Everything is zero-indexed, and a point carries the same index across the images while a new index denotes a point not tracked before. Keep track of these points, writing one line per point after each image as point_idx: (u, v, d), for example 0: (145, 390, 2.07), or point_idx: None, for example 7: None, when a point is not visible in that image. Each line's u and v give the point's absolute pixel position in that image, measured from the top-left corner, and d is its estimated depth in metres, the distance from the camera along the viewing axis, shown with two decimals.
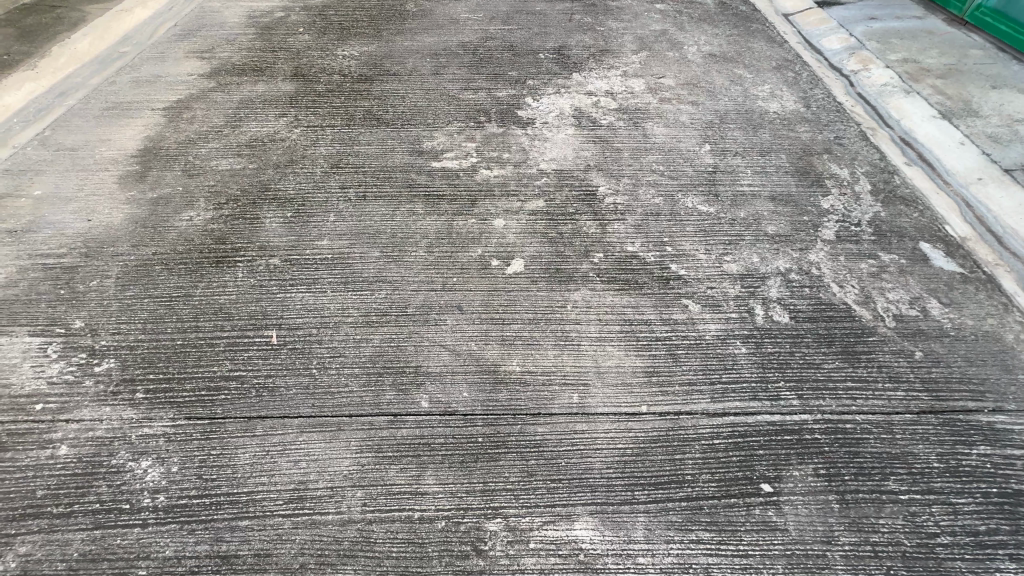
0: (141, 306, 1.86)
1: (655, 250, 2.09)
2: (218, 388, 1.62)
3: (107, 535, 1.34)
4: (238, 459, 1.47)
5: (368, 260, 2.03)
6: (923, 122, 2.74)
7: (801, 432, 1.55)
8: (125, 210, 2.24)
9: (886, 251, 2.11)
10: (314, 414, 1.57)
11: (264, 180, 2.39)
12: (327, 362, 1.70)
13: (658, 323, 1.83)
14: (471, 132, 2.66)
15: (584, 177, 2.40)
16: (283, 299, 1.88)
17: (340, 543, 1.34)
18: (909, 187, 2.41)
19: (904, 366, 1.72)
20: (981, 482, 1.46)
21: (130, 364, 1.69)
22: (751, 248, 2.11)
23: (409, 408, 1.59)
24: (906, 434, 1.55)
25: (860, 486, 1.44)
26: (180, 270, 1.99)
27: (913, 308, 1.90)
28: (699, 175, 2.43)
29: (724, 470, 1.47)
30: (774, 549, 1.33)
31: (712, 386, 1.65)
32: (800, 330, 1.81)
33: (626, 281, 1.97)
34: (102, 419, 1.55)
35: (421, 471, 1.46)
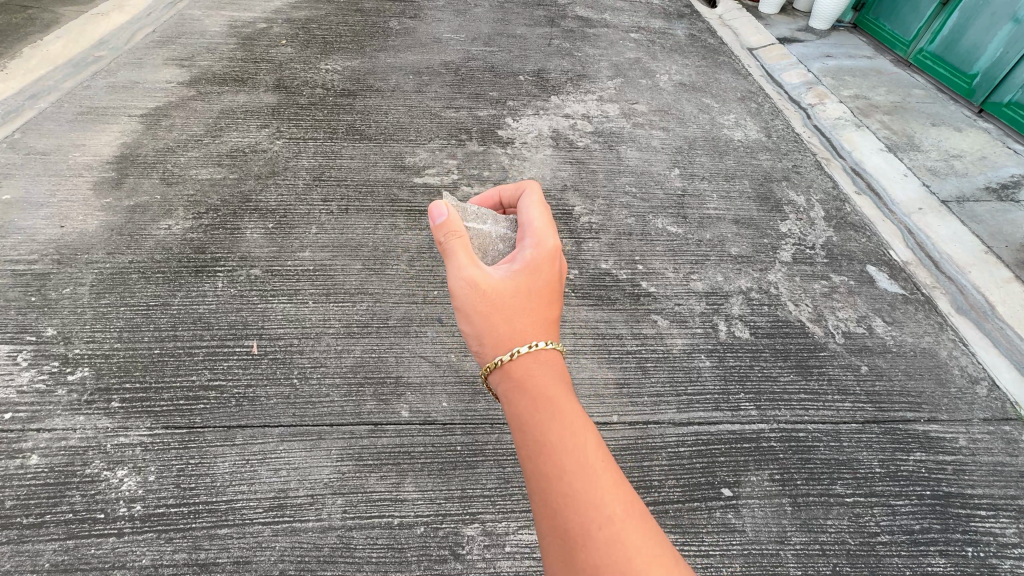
0: (116, 314, 1.85)
1: (626, 267, 2.21)
2: (196, 398, 1.63)
3: (80, 545, 1.33)
4: (217, 468, 1.48)
5: (350, 272, 2.07)
6: (872, 153, 2.97)
7: (758, 440, 1.66)
8: (100, 217, 2.22)
9: (837, 272, 2.29)
10: (295, 423, 1.60)
11: (245, 191, 2.40)
12: (308, 372, 1.73)
13: (629, 337, 1.94)
14: (453, 149, 2.74)
15: (561, 197, 2.52)
16: (264, 310, 1.91)
17: (321, 549, 1.37)
18: (858, 214, 2.61)
19: (852, 379, 1.87)
20: (916, 485, 1.60)
21: (105, 373, 1.68)
22: (715, 267, 2.25)
23: (388, 417, 1.64)
24: (852, 442, 1.68)
25: (811, 490, 1.56)
26: (157, 278, 1.99)
27: (860, 326, 2.07)
28: (669, 198, 2.58)
29: (688, 476, 1.57)
30: (732, 549, 1.43)
31: (678, 396, 1.76)
32: (758, 345, 1.95)
33: (599, 296, 2.07)
34: (75, 429, 1.54)
35: (401, 479, 1.51)
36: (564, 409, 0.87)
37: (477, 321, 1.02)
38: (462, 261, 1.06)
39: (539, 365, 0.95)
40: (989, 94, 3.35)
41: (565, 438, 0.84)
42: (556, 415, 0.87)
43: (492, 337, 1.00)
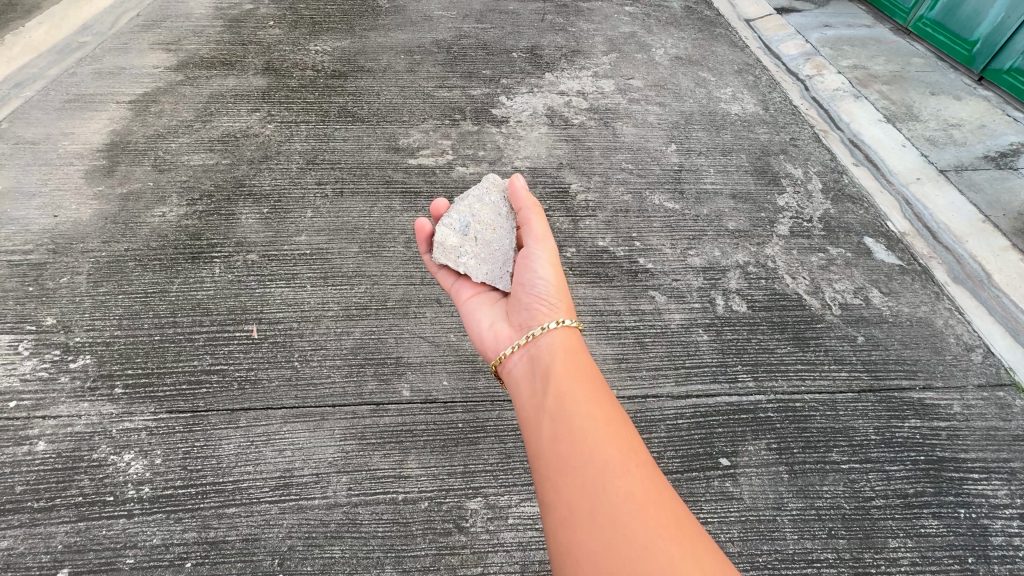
0: (115, 302, 1.86)
1: (623, 244, 2.20)
2: (199, 382, 1.65)
3: (92, 526, 1.36)
4: (223, 450, 1.50)
5: (346, 255, 2.07)
6: (870, 125, 2.94)
7: (756, 411, 1.68)
8: (93, 206, 2.21)
9: (834, 245, 2.30)
10: (297, 405, 1.61)
11: (238, 176, 2.38)
12: (308, 355, 1.74)
13: (627, 314, 1.94)
14: (446, 129, 2.71)
15: (557, 175, 2.50)
16: (262, 294, 1.91)
17: (327, 525, 1.40)
18: (855, 185, 2.60)
19: (848, 349, 1.89)
20: (911, 450, 1.62)
21: (107, 360, 1.69)
22: (713, 242, 2.26)
23: (390, 397, 1.65)
24: (848, 410, 1.71)
25: (807, 458, 1.59)
26: (155, 266, 1.99)
27: (856, 297, 2.08)
28: (665, 173, 2.57)
29: (687, 447, 1.59)
30: (730, 516, 1.46)
31: (676, 370, 1.78)
32: (755, 318, 1.96)
33: (597, 274, 2.07)
34: (80, 415, 1.56)
35: (404, 456, 1.53)
36: (594, 389, 1.11)
37: (558, 292, 1.37)
38: (549, 241, 1.48)
39: (575, 358, 1.21)
40: (990, 60, 3.30)
41: (595, 407, 1.06)
42: (586, 394, 1.09)
43: (565, 307, 1.34)
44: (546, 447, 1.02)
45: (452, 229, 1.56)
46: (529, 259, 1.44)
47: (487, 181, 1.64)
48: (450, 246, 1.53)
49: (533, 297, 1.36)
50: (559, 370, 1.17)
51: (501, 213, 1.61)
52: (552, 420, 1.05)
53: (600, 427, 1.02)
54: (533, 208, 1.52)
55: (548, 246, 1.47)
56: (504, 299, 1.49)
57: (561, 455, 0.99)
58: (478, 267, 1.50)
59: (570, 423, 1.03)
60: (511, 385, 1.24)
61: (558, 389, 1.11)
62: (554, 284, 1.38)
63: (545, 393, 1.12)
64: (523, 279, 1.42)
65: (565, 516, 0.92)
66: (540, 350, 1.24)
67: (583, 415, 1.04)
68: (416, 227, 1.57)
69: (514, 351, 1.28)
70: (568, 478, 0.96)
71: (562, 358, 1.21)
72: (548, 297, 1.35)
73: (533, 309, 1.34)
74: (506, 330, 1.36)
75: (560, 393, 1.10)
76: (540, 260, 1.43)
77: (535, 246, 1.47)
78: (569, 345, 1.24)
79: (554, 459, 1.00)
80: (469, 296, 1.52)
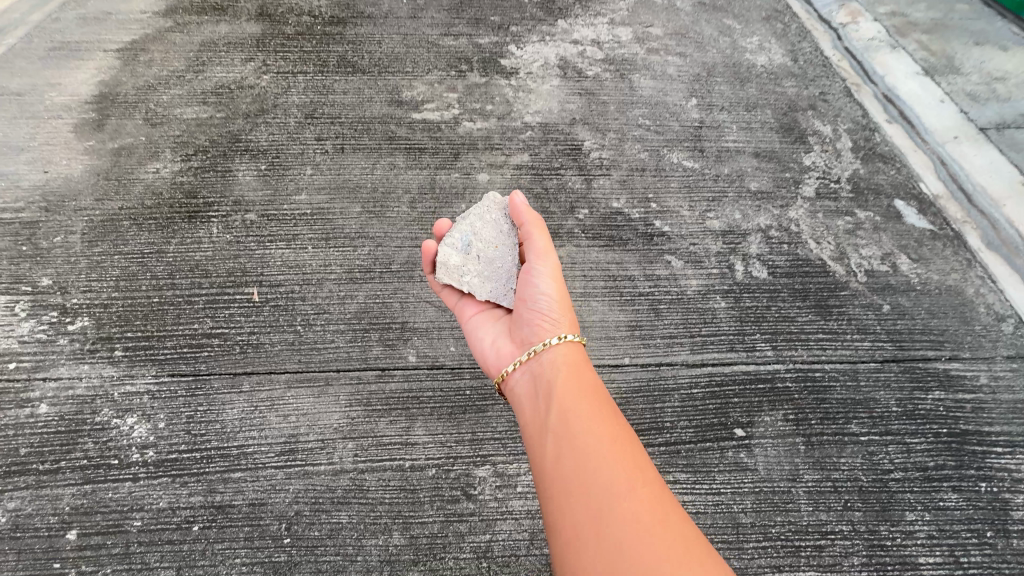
0: (112, 263, 1.80)
1: (639, 206, 2.09)
2: (200, 346, 1.60)
3: (97, 489, 1.35)
4: (226, 415, 1.47)
5: (349, 215, 1.98)
6: (906, 79, 2.72)
7: (773, 380, 1.62)
8: (84, 161, 2.11)
9: (862, 208, 2.17)
10: (301, 369, 1.57)
11: (234, 130, 2.26)
12: (311, 319, 1.68)
13: (642, 279, 1.86)
14: (452, 81, 2.53)
15: (570, 131, 2.36)
16: (262, 256, 1.84)
17: (333, 491, 1.38)
18: (888, 145, 2.44)
19: (872, 318, 1.80)
20: (933, 423, 1.57)
21: (106, 323, 1.65)
22: (733, 203, 2.14)
23: (396, 362, 1.61)
24: (869, 381, 1.64)
25: (825, 429, 1.54)
26: (150, 225, 1.91)
27: (883, 264, 1.98)
28: (685, 130, 2.41)
29: (701, 417, 1.54)
30: (743, 487, 1.43)
31: (691, 338, 1.71)
32: (777, 285, 1.87)
33: (610, 237, 1.97)
34: (80, 378, 1.53)
35: (410, 423, 1.50)
36: (599, 404, 1.10)
37: (560, 308, 1.31)
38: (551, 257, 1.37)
39: (579, 371, 1.19)
40: None
41: (598, 422, 1.05)
42: (589, 409, 1.08)
43: (568, 323, 1.30)
44: (550, 466, 1.02)
45: (452, 248, 1.43)
46: (530, 276, 1.35)
47: (486, 194, 1.52)
48: (453, 266, 1.40)
49: (535, 312, 1.30)
50: (562, 385, 1.15)
51: (502, 226, 1.47)
52: (556, 438, 1.05)
53: (604, 443, 1.01)
54: (533, 220, 1.41)
55: (550, 262, 1.37)
56: (509, 315, 1.41)
57: (565, 473, 0.99)
58: (481, 285, 1.39)
59: (571, 442, 1.03)
60: (516, 402, 1.23)
61: (560, 406, 1.10)
62: (556, 298, 1.32)
63: (548, 411, 1.11)
64: (524, 293, 1.34)
65: (569, 535, 0.92)
66: (542, 364, 1.22)
67: (587, 431, 1.03)
68: (421, 250, 1.47)
69: (517, 369, 1.26)
70: (572, 497, 0.95)
71: (565, 372, 1.19)
72: (549, 312, 1.29)
73: (534, 324, 1.29)
74: (509, 345, 1.33)
75: (562, 410, 1.09)
76: (541, 277, 1.34)
77: (536, 262, 1.37)
78: (572, 359, 1.22)
79: (558, 478, 1.00)
80: (474, 312, 1.44)
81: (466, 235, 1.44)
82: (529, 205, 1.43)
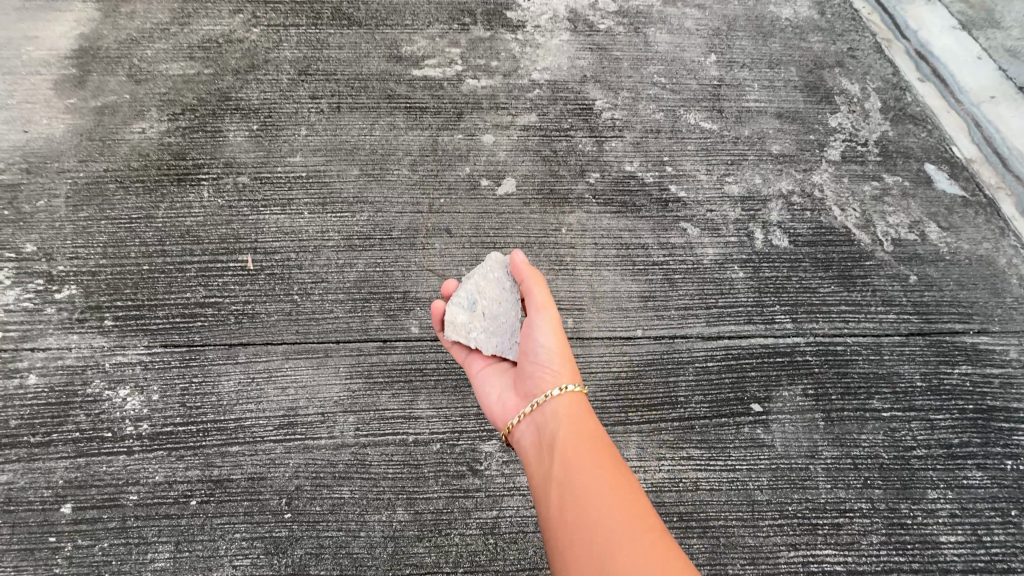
0: (98, 229, 1.71)
1: (653, 170, 1.97)
2: (193, 316, 1.53)
3: (91, 462, 1.31)
4: (222, 386, 1.42)
5: (346, 178, 1.87)
6: (943, 33, 2.51)
7: (793, 354, 1.55)
8: (65, 120, 1.99)
9: (890, 172, 2.05)
10: (299, 340, 1.51)
11: (224, 88, 2.12)
12: (309, 288, 1.61)
13: (656, 248, 1.76)
14: (455, 36, 2.34)
15: (580, 89, 2.20)
16: (256, 221, 1.74)
17: (335, 465, 1.34)
18: (920, 105, 2.28)
19: (898, 290, 1.71)
20: (959, 399, 1.50)
21: (94, 291, 1.57)
22: (754, 167, 2.02)
23: (398, 333, 1.54)
24: (893, 355, 1.57)
25: (846, 405, 1.47)
26: (137, 188, 1.82)
27: (911, 232, 1.87)
28: (703, 89, 2.25)
29: (716, 392, 1.48)
30: (760, 464, 1.38)
31: (707, 310, 1.63)
32: (798, 254, 1.77)
33: (623, 203, 1.86)
34: (70, 348, 1.47)
35: (414, 396, 1.44)
36: (602, 453, 1.03)
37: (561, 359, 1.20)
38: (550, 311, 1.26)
39: (582, 416, 1.12)
40: None
41: (600, 473, 0.99)
42: (590, 459, 1.01)
43: (570, 367, 1.20)
44: (553, 522, 0.96)
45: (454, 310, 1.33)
46: (530, 333, 1.24)
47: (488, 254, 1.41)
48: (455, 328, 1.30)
49: (535, 367, 1.20)
50: (564, 433, 1.09)
51: (503, 283, 1.36)
52: (557, 494, 0.98)
53: (606, 496, 0.94)
54: (532, 272, 1.30)
55: (549, 315, 1.25)
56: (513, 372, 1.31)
57: (568, 531, 0.93)
58: (485, 342, 1.29)
59: (575, 496, 0.96)
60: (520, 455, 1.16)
61: (562, 457, 1.04)
62: (555, 347, 1.21)
63: (550, 462, 1.05)
64: (525, 349, 1.24)
65: None
66: (543, 413, 1.15)
67: (588, 483, 0.97)
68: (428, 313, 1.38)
69: (520, 424, 1.18)
70: (575, 557, 0.89)
71: (567, 419, 1.12)
72: (548, 362, 1.19)
73: (534, 377, 1.20)
74: (512, 398, 1.24)
75: (563, 461, 1.03)
76: (541, 335, 1.22)
77: (536, 317, 1.25)
78: (574, 405, 1.14)
79: (561, 536, 0.93)
80: (481, 366, 1.32)
81: (469, 292, 1.33)
82: (525, 259, 1.31)
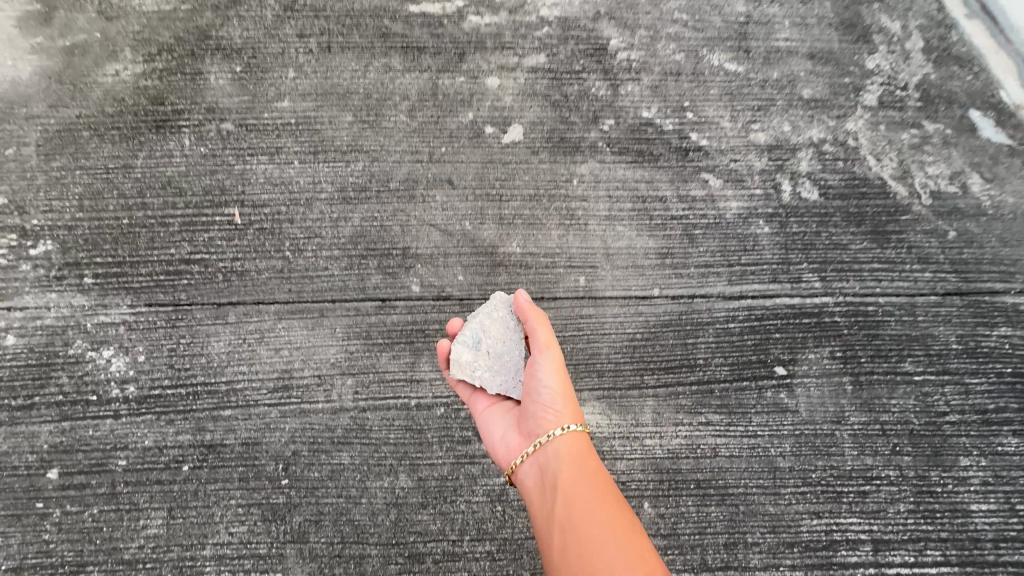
0: (73, 179, 1.57)
1: (673, 115, 1.74)
2: (178, 273, 1.43)
3: (76, 427, 1.27)
4: (212, 348, 1.35)
5: (341, 125, 1.66)
6: None
7: (820, 315, 1.46)
8: (30, 62, 1.72)
9: (931, 119, 1.83)
10: (292, 299, 1.41)
11: (202, 24, 1.78)
12: (301, 244, 1.49)
13: (674, 201, 1.61)
14: None
15: (594, 26, 1.83)
16: (242, 172, 1.59)
17: (334, 430, 1.28)
18: (967, 44, 1.95)
19: (935, 247, 1.58)
20: (997, 362, 1.44)
21: (71, 247, 1.47)
22: (782, 113, 1.80)
23: (398, 292, 1.43)
24: (928, 316, 1.48)
25: (875, 368, 1.41)
26: (113, 136, 1.64)
27: (952, 185, 1.72)
28: (728, 27, 1.89)
29: (738, 354, 1.40)
30: (783, 430, 1.34)
31: (729, 268, 1.51)
32: (828, 209, 1.63)
33: (640, 152, 1.67)
34: (49, 307, 1.38)
35: (416, 358, 1.36)
36: (603, 495, 0.99)
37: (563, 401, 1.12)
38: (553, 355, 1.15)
39: (582, 453, 1.07)
40: None
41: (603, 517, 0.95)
42: (592, 502, 0.97)
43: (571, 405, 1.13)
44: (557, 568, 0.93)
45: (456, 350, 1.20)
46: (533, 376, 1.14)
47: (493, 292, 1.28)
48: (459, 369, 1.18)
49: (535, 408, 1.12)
50: (564, 470, 1.04)
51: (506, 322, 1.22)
52: (559, 539, 0.95)
53: (609, 543, 0.91)
54: (537, 312, 1.18)
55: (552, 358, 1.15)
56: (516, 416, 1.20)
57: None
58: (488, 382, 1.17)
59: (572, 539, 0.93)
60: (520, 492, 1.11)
61: (562, 496, 1.00)
62: (558, 387, 1.12)
63: (551, 500, 1.01)
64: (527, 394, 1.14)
65: None
66: (543, 452, 1.09)
67: (591, 529, 0.93)
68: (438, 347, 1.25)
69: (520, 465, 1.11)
70: None
71: (567, 458, 1.06)
72: (550, 403, 1.11)
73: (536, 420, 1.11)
74: (512, 438, 1.15)
75: (564, 504, 0.99)
76: (545, 380, 1.13)
77: (539, 361, 1.15)
78: (575, 443, 1.08)
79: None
80: (484, 407, 1.20)
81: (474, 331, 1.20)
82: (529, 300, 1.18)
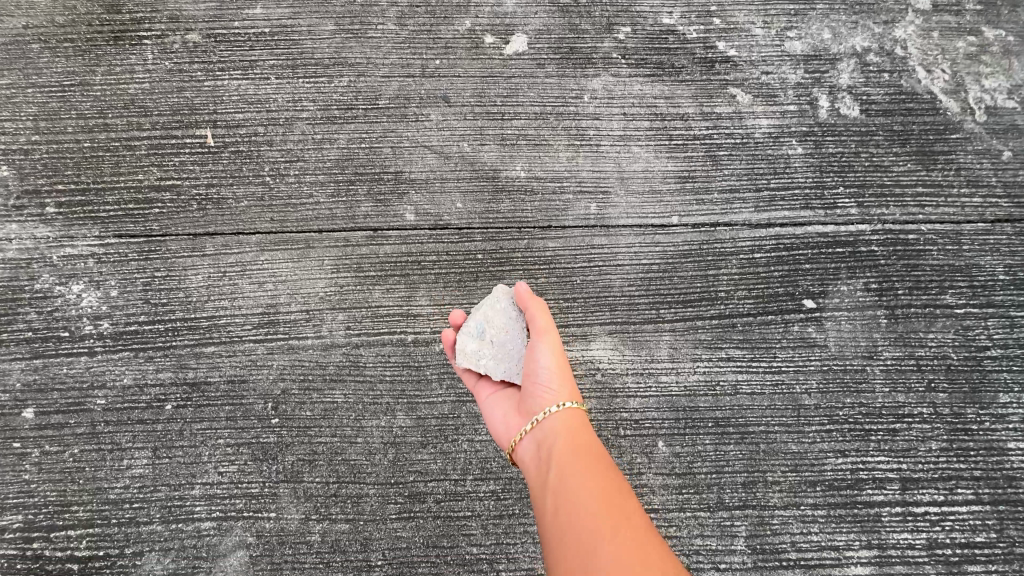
0: (24, 98, 1.38)
1: (697, 22, 1.47)
2: (149, 202, 1.30)
3: (50, 364, 1.21)
4: (190, 282, 1.24)
5: (319, 35, 1.42)
6: None
7: (855, 244, 1.33)
8: None
9: (993, 24, 1.50)
10: (275, 229, 1.28)
11: None
12: (282, 168, 1.33)
13: (697, 119, 1.41)
14: None
15: None
16: (214, 88, 1.39)
17: (325, 367, 1.20)
18: None
19: (987, 169, 1.41)
20: None
21: (30, 173, 1.33)
22: (822, 19, 1.48)
23: (390, 221, 1.30)
24: (974, 245, 1.34)
25: (913, 301, 1.30)
26: (67, 49, 1.41)
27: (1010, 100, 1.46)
28: None
29: (763, 286, 1.29)
30: (810, 365, 1.25)
31: (757, 194, 1.36)
32: (869, 126, 1.44)
33: (659, 64, 1.44)
34: (10, 239, 1.27)
35: (412, 292, 1.25)
36: (598, 470, 0.91)
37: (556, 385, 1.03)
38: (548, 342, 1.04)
39: (577, 428, 0.99)
40: None
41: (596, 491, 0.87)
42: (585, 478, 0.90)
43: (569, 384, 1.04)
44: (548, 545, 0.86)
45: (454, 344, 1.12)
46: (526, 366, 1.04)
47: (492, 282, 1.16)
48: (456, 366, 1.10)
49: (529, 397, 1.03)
50: (558, 450, 0.96)
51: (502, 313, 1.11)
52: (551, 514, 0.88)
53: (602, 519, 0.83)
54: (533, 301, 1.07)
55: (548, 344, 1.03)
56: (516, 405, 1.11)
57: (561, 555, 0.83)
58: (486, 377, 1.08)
59: (570, 531, 0.84)
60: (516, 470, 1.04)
61: (554, 478, 0.91)
62: (555, 369, 1.03)
63: (543, 484, 0.93)
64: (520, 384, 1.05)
65: None
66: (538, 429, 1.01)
67: (582, 504, 0.86)
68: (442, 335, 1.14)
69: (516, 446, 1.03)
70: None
71: (561, 434, 0.98)
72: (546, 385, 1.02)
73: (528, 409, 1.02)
74: (510, 422, 1.06)
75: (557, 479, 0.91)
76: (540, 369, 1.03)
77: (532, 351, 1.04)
78: (571, 420, 1.00)
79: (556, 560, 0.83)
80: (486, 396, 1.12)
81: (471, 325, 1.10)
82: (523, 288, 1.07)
